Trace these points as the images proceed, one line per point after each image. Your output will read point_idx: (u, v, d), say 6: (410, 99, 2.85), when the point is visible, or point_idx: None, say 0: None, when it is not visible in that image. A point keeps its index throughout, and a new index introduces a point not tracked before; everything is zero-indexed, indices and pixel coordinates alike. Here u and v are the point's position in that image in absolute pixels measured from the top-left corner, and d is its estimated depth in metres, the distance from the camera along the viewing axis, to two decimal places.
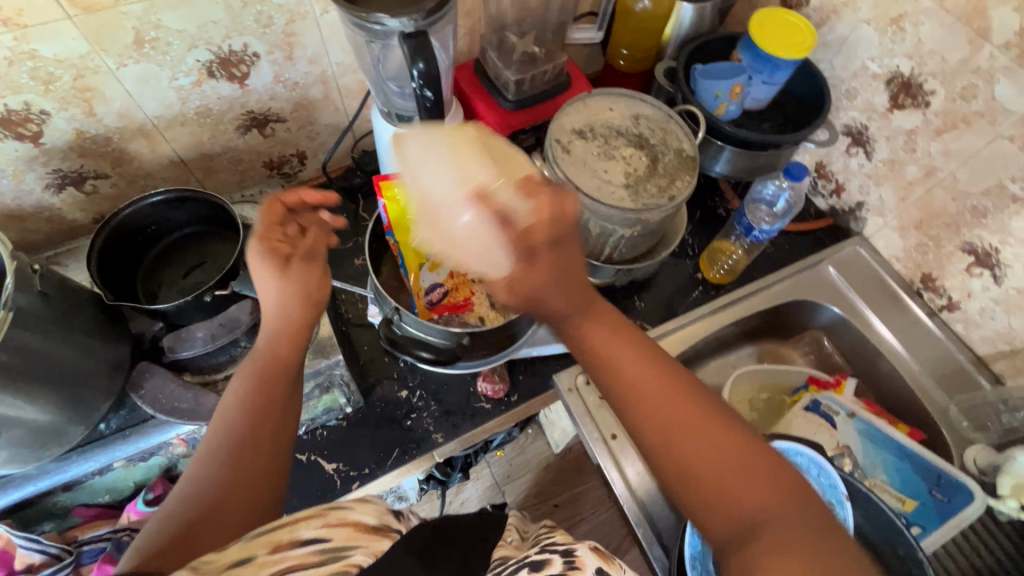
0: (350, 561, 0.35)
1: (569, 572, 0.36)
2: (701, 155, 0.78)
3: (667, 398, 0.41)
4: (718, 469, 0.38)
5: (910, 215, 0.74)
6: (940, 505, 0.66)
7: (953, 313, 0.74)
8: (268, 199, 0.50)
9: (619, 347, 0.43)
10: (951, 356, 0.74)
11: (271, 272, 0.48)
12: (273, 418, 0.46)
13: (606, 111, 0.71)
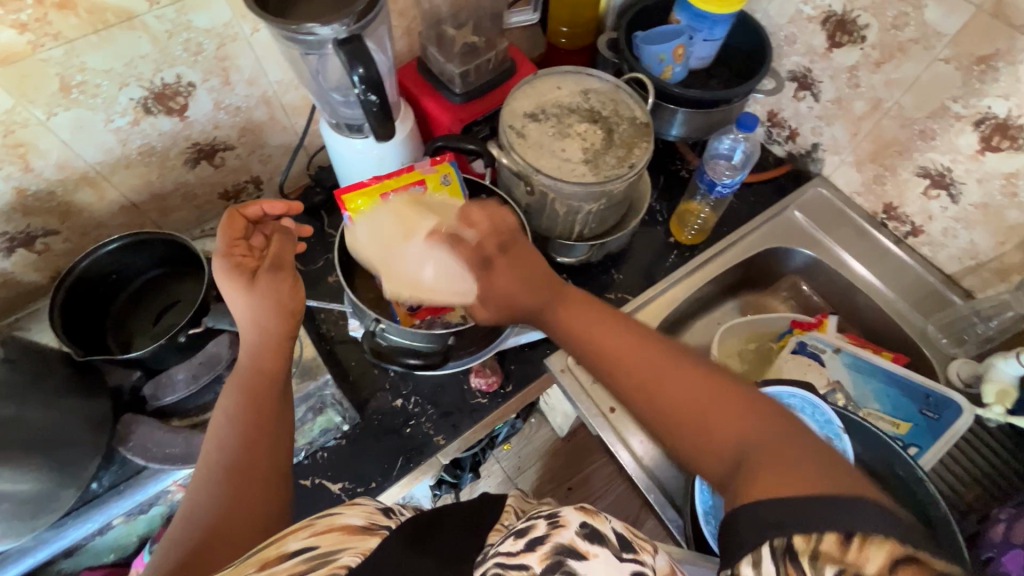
0: (338, 563, 0.35)
1: (553, 530, 0.38)
2: (656, 121, 0.79)
3: (631, 348, 0.45)
4: (692, 405, 0.40)
5: (863, 149, 0.76)
6: (931, 423, 0.68)
7: (918, 238, 0.76)
8: (229, 212, 0.55)
9: (588, 321, 0.49)
10: (923, 279, 0.76)
11: (239, 284, 0.51)
12: (264, 432, 0.46)
13: (555, 90, 0.71)
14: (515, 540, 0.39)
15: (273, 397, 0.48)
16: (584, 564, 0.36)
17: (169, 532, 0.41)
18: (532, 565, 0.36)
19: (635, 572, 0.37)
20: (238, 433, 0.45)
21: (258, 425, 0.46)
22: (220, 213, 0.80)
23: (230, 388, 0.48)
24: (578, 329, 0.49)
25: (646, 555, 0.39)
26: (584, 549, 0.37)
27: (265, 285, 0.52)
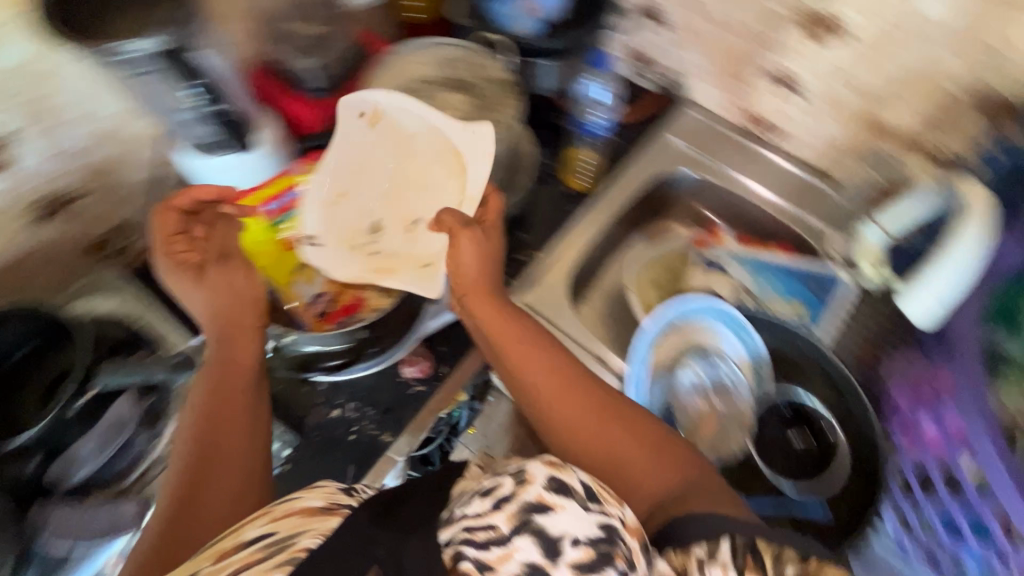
0: (298, 546, 0.42)
1: (520, 487, 0.41)
2: (524, 77, 0.81)
3: (581, 395, 0.55)
4: (631, 448, 0.53)
5: (719, 65, 0.80)
6: (820, 297, 0.76)
7: (783, 138, 0.82)
8: (163, 207, 0.62)
9: (539, 359, 0.57)
10: (795, 175, 0.82)
11: (189, 278, 0.63)
12: (238, 429, 0.55)
13: (414, 64, 0.75)
14: (480, 499, 0.42)
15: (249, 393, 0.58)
16: (550, 516, 0.40)
17: (161, 508, 0.51)
18: (500, 524, 0.40)
19: (602, 522, 0.41)
20: (218, 425, 0.55)
21: (232, 420, 0.55)
22: (92, 267, 0.74)
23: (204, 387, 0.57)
24: (526, 363, 0.57)
25: (612, 506, 0.43)
26: (551, 502, 0.40)
27: (215, 278, 0.63)
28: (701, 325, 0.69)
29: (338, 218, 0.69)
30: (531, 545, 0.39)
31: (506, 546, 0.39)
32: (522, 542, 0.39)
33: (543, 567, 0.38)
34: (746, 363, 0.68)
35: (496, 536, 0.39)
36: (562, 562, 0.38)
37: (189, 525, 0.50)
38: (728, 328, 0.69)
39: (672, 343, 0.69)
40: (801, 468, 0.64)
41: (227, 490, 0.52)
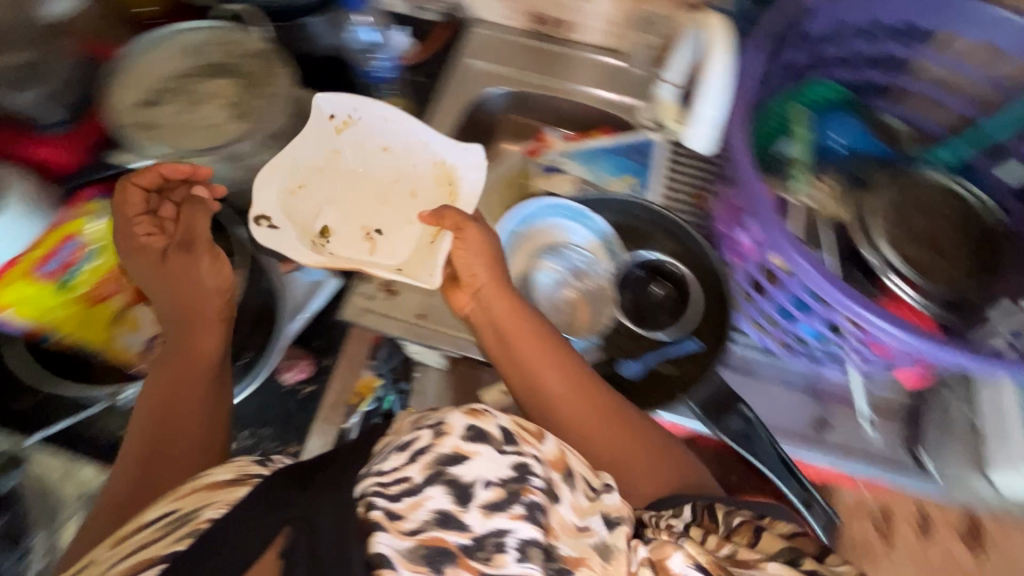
0: (201, 518, 0.41)
1: (438, 440, 0.41)
2: (299, 42, 0.81)
3: (575, 387, 0.59)
4: (620, 444, 0.57)
5: None
6: (642, 164, 0.81)
7: (568, 27, 0.87)
8: (121, 183, 0.63)
9: (541, 357, 0.60)
10: (588, 58, 0.88)
11: (151, 261, 0.64)
12: (204, 402, 0.57)
13: (161, 63, 0.71)
14: (394, 453, 0.42)
15: (201, 395, 0.57)
16: (465, 466, 0.40)
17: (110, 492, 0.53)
18: (414, 475, 0.40)
19: (516, 463, 0.41)
20: (160, 424, 0.56)
21: (174, 419, 0.56)
22: None
23: (157, 383, 0.58)
24: (528, 357, 0.60)
25: (529, 446, 0.43)
26: (467, 451, 0.41)
27: (172, 262, 0.63)
28: (549, 223, 0.72)
29: (294, 209, 0.66)
30: (444, 495, 0.39)
31: (417, 494, 0.39)
32: (434, 492, 0.39)
33: (454, 514, 0.38)
34: (593, 245, 0.72)
35: (408, 487, 0.39)
36: (473, 506, 0.39)
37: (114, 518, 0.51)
38: (571, 218, 0.72)
39: (523, 252, 0.72)
40: (664, 316, 0.69)
41: (153, 486, 0.53)
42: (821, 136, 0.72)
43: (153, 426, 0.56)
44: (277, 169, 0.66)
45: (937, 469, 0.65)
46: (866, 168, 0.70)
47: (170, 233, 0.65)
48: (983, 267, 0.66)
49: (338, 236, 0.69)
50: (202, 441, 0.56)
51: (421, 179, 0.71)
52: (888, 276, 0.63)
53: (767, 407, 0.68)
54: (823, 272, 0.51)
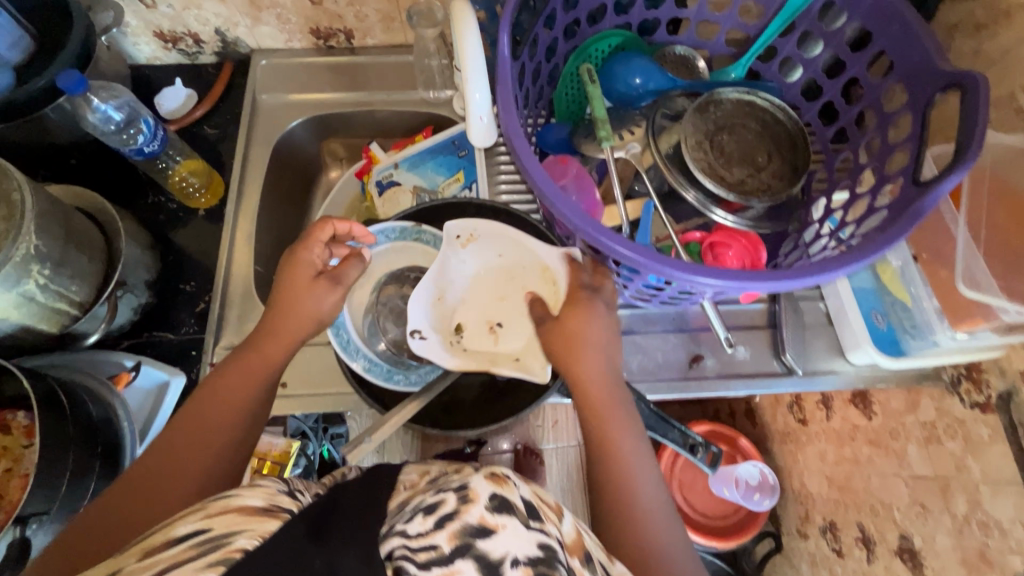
0: (233, 546, 0.33)
1: (462, 508, 0.34)
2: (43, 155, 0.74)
3: (629, 456, 0.54)
4: (636, 524, 0.52)
5: (240, 3, 0.77)
6: (469, 157, 0.80)
7: (355, 35, 0.83)
8: (324, 217, 0.58)
9: (613, 412, 0.55)
10: (387, 61, 0.85)
11: (304, 280, 0.57)
12: (229, 428, 0.52)
13: None
14: (422, 517, 0.34)
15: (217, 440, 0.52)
16: (492, 540, 0.33)
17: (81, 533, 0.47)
18: (442, 544, 0.32)
19: (542, 541, 0.35)
20: (158, 480, 0.49)
21: (165, 477, 0.49)
22: None
23: (197, 407, 0.53)
24: (597, 408, 0.55)
25: (552, 524, 0.37)
26: (492, 523, 0.34)
27: (314, 291, 0.57)
28: (384, 247, 0.67)
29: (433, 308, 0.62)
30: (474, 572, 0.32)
31: (447, 566, 0.32)
32: (463, 566, 0.32)
33: None
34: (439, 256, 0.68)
35: (438, 556, 0.32)
36: None
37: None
38: (404, 238, 0.67)
39: (370, 285, 0.66)
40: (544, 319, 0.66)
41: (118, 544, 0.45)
42: (626, 86, 0.72)
43: (151, 473, 0.50)
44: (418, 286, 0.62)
45: (799, 362, 0.68)
46: (671, 103, 0.71)
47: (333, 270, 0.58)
48: (794, 167, 0.70)
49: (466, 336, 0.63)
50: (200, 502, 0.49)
51: (524, 282, 0.63)
52: (710, 211, 0.66)
53: (641, 355, 0.70)
54: (629, 247, 0.49)
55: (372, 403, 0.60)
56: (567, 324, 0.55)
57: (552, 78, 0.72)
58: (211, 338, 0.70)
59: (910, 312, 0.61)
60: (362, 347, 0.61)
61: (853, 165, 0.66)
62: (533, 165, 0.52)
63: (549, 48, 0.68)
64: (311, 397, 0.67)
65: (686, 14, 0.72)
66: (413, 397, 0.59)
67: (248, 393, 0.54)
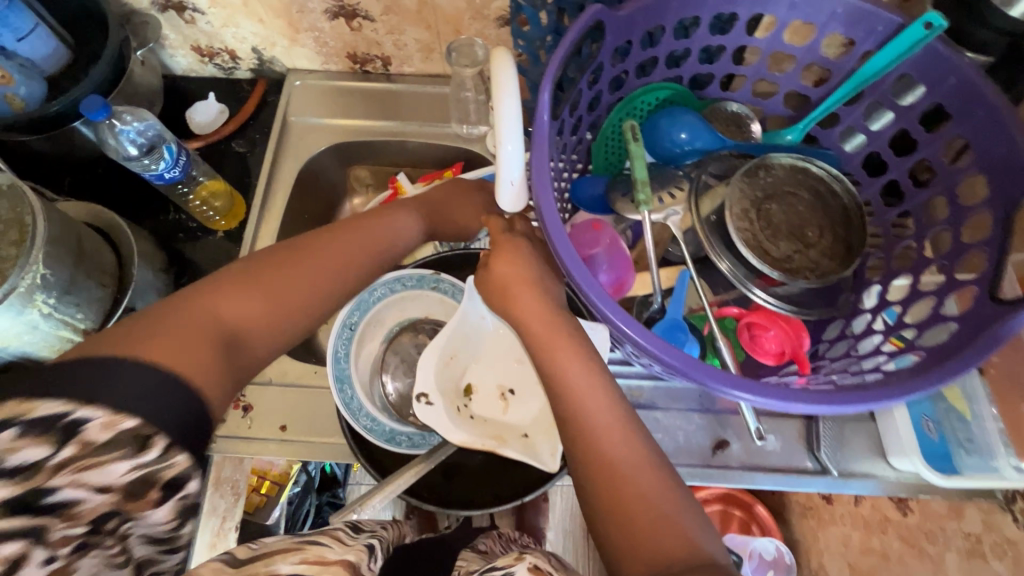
0: None
1: None
2: (63, 164, 0.73)
3: (581, 372, 0.49)
4: (599, 436, 0.47)
5: (280, 25, 0.75)
6: None
7: (394, 62, 0.80)
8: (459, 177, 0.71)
9: (555, 334, 0.51)
10: (423, 91, 0.82)
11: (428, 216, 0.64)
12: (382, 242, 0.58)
13: None
14: None
15: (365, 260, 0.56)
16: None
17: (221, 295, 0.47)
18: None
19: None
20: (310, 275, 0.52)
21: (324, 266, 0.53)
22: None
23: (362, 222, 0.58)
24: (538, 335, 0.51)
25: None
26: None
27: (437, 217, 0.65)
28: (400, 295, 0.63)
29: (446, 371, 0.57)
30: None
31: None
32: None
33: None
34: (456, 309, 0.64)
35: None
36: None
37: (210, 338, 0.44)
38: (421, 286, 0.63)
39: (381, 335, 0.63)
40: None
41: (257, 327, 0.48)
42: (671, 144, 0.68)
43: (305, 263, 0.52)
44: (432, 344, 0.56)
45: (834, 460, 0.62)
46: (719, 165, 0.66)
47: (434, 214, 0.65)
48: (847, 247, 0.64)
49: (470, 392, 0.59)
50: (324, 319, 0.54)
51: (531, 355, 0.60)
52: (749, 288, 0.60)
53: (662, 433, 0.65)
54: (658, 345, 0.46)
55: (369, 468, 0.56)
56: (500, 271, 0.54)
57: (593, 128, 0.68)
58: None
59: (969, 425, 0.56)
60: (365, 405, 0.57)
61: (918, 256, 0.60)
62: (563, 243, 0.49)
63: (592, 101, 0.64)
64: (311, 443, 0.65)
65: (743, 72, 0.67)
66: (414, 462, 0.55)
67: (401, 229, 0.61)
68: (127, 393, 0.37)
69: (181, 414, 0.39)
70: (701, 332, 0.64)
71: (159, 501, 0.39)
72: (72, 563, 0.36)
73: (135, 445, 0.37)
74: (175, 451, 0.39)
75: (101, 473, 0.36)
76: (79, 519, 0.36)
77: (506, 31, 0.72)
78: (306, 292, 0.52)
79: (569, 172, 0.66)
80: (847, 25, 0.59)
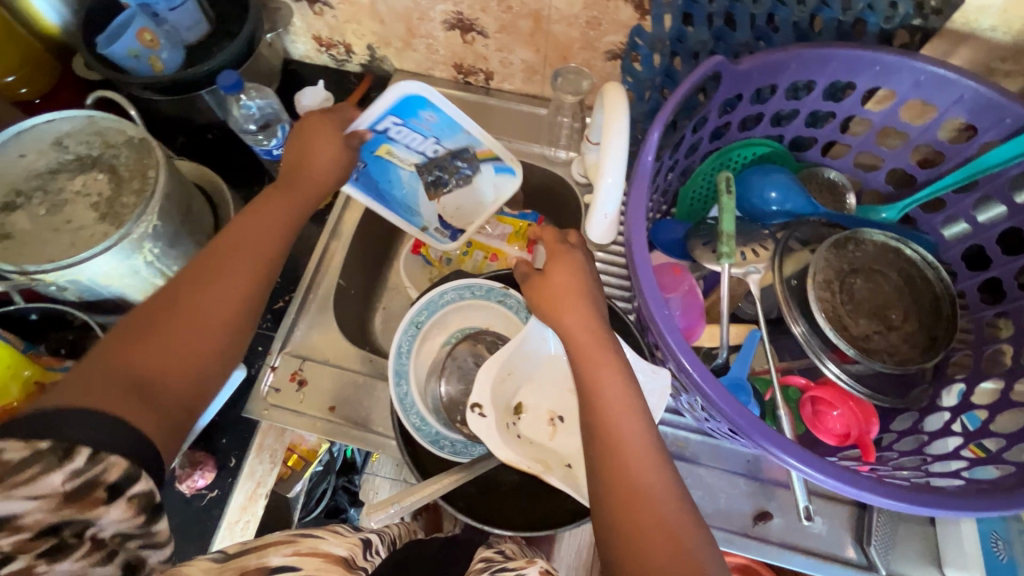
0: None
1: None
2: (181, 126, 0.79)
3: (619, 395, 0.48)
4: (622, 470, 0.45)
5: (399, 29, 0.79)
6: (362, 173, 0.68)
7: (496, 78, 0.83)
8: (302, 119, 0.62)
9: (599, 356, 0.50)
10: (518, 109, 0.84)
11: (295, 190, 0.57)
12: (270, 239, 0.53)
13: (18, 160, 0.58)
14: None
15: (258, 262, 0.51)
16: None
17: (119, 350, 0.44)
18: None
19: None
20: (195, 297, 0.47)
21: (219, 287, 0.48)
22: None
23: (245, 220, 0.53)
24: (579, 356, 0.51)
25: None
26: None
27: (307, 188, 0.58)
28: (467, 303, 0.64)
29: (502, 384, 0.58)
30: None
31: None
32: None
33: None
34: (518, 325, 0.65)
35: None
36: None
37: (118, 381, 0.42)
38: (488, 297, 0.64)
39: (444, 338, 0.64)
40: None
41: (175, 362, 0.45)
42: (758, 200, 0.67)
43: (190, 290, 0.48)
44: (492, 359, 0.57)
45: (884, 559, 0.59)
46: (807, 230, 0.64)
47: (291, 175, 0.58)
48: (931, 337, 0.61)
49: (520, 408, 0.60)
50: (248, 327, 0.50)
51: None
52: (820, 360, 0.58)
53: (703, 491, 0.63)
54: (724, 397, 0.45)
55: (411, 466, 0.57)
56: (554, 281, 0.54)
57: (684, 173, 0.68)
58: (279, 340, 0.72)
59: None
60: (417, 403, 0.58)
61: (1012, 362, 0.57)
62: (646, 274, 0.48)
63: (690, 147, 0.64)
64: (358, 430, 0.67)
65: (848, 141, 0.66)
66: (453, 470, 0.56)
67: (284, 217, 0.55)
68: (43, 427, 0.35)
69: (114, 434, 0.37)
70: (762, 397, 0.62)
71: (111, 497, 0.36)
72: (42, 567, 0.34)
73: (59, 454, 0.35)
74: (103, 454, 0.36)
75: (36, 484, 0.34)
76: (21, 529, 0.33)
77: (612, 65, 0.74)
78: (208, 313, 0.47)
79: (654, 212, 0.66)
80: (972, 111, 0.57)
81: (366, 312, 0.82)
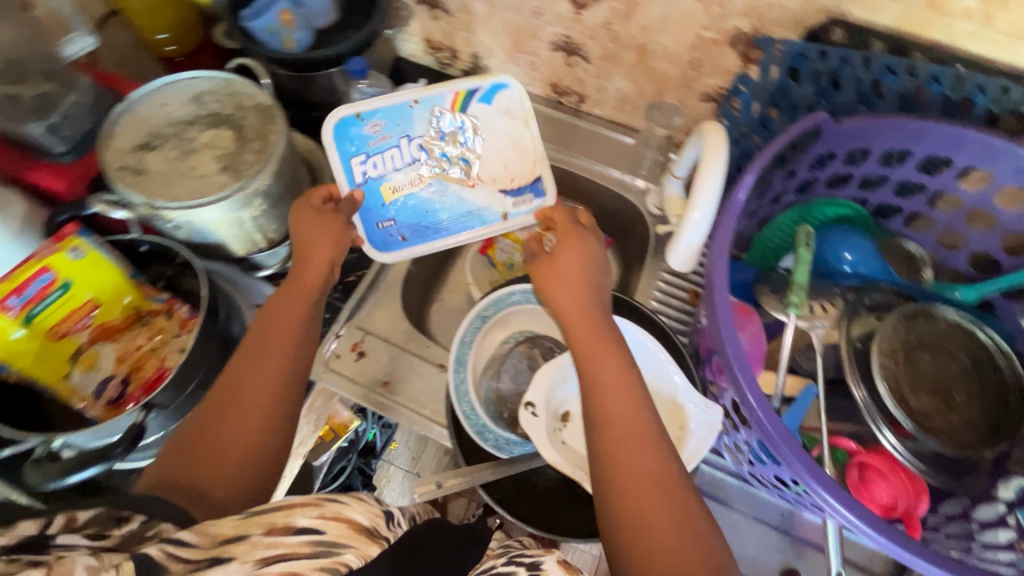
0: (341, 559, 0.37)
1: None
2: (293, 101, 0.85)
3: (615, 377, 0.50)
4: (617, 446, 0.46)
5: (507, 43, 0.84)
6: (381, 222, 0.72)
7: (588, 101, 0.87)
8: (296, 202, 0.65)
9: (597, 341, 0.52)
10: (604, 134, 0.87)
11: (312, 273, 0.60)
12: (286, 324, 0.56)
13: (160, 108, 0.65)
14: None
15: (282, 352, 0.54)
16: None
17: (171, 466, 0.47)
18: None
19: None
20: (226, 401, 0.50)
21: (248, 385, 0.51)
22: None
23: (262, 317, 0.56)
24: (578, 341, 0.53)
25: None
26: None
27: (313, 264, 0.61)
28: (534, 307, 0.67)
29: (558, 389, 0.60)
30: None
31: None
32: None
33: None
34: None
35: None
36: None
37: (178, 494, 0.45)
38: None
39: (506, 336, 0.67)
40: None
41: (220, 463, 0.47)
42: (832, 258, 0.67)
43: (223, 397, 0.51)
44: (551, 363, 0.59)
45: None
46: (878, 296, 0.64)
47: (311, 259, 0.61)
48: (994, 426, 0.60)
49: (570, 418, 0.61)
50: (288, 417, 0.52)
51: None
52: (877, 426, 0.58)
53: (732, 535, 0.63)
54: (780, 434, 0.46)
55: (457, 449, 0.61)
56: (560, 260, 0.56)
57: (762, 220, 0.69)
58: (347, 311, 0.76)
59: None
60: (471, 393, 0.60)
61: None
62: (720, 301, 0.50)
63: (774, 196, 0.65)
64: (404, 410, 0.70)
65: (935, 215, 0.66)
66: (495, 464, 0.58)
67: (302, 304, 0.58)
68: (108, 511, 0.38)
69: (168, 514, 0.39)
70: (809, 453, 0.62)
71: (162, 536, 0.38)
72: None
73: (109, 521, 0.37)
74: (156, 521, 0.38)
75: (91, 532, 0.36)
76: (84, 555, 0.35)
77: (706, 107, 0.76)
78: (241, 410, 0.50)
79: None
80: None
81: (426, 300, 0.85)
